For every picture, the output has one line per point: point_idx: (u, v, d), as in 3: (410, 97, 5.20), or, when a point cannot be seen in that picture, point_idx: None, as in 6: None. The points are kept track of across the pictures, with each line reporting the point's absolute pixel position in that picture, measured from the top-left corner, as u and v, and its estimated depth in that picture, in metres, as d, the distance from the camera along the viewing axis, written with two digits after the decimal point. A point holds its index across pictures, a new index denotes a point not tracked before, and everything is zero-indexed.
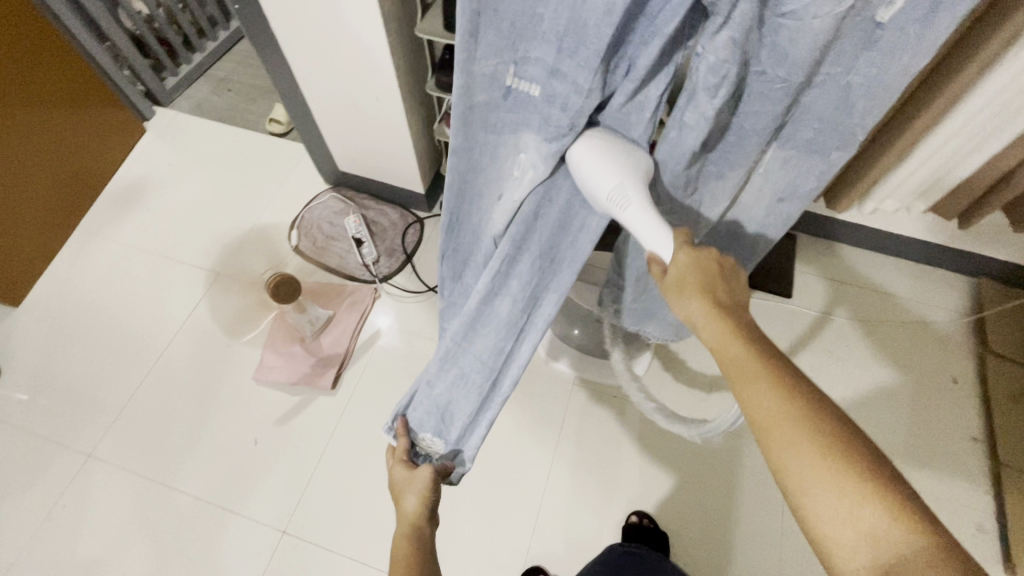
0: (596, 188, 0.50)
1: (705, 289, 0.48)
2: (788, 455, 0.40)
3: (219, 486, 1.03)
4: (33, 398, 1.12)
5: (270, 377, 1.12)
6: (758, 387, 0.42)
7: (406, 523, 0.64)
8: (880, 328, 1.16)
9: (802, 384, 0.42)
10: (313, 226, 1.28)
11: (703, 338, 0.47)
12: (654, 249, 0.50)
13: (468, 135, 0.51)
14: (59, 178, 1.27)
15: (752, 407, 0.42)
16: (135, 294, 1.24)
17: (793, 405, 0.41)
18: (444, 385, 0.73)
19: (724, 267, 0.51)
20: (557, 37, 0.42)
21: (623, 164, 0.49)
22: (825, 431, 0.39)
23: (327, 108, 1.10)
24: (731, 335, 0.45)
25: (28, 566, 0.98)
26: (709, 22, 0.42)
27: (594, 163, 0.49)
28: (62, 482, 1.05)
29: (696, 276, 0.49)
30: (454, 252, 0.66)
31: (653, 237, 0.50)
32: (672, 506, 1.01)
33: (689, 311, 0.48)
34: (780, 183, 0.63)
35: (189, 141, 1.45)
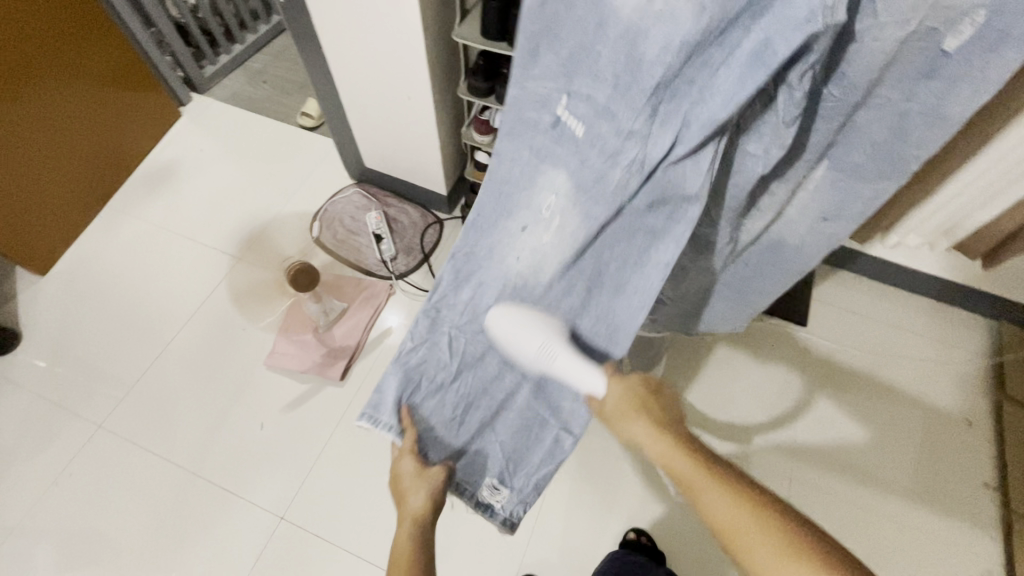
0: (524, 346, 0.58)
1: (641, 412, 0.55)
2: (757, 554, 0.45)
3: (219, 465, 1.05)
4: (51, 365, 1.15)
5: (281, 363, 1.13)
6: (718, 496, 0.47)
7: (409, 520, 0.60)
8: (898, 361, 1.14)
9: (752, 486, 0.48)
10: (336, 218, 1.30)
11: (653, 457, 0.53)
12: (587, 387, 0.58)
13: (515, 146, 0.53)
14: (96, 155, 1.31)
15: (717, 520, 0.47)
16: (156, 272, 1.26)
17: (749, 507, 0.46)
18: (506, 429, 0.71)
19: (650, 386, 0.58)
20: (610, 75, 0.44)
21: (540, 321, 0.58)
22: (776, 524, 0.45)
23: (359, 105, 1.12)
24: (677, 451, 0.51)
25: (31, 529, 0.99)
26: (795, 67, 0.42)
27: (513, 328, 0.58)
28: (70, 449, 1.06)
29: (630, 405, 0.56)
30: (465, 259, 0.61)
31: (579, 375, 0.58)
32: (671, 528, 1.00)
33: (633, 435, 0.55)
34: (826, 203, 0.62)
35: (222, 128, 1.48)
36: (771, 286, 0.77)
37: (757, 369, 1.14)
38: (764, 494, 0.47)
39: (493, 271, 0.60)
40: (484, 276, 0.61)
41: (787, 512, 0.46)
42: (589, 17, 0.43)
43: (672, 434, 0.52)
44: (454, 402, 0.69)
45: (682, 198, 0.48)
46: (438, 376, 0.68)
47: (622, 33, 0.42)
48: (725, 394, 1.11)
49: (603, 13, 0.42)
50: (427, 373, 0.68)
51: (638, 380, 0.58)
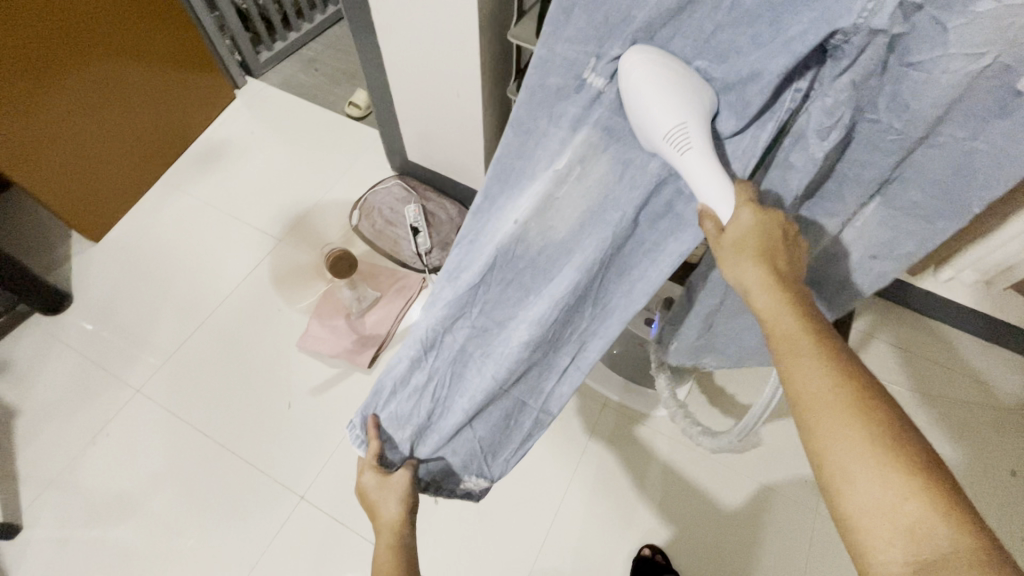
0: (651, 125, 0.40)
1: (765, 256, 0.42)
2: (832, 433, 0.35)
3: (247, 439, 1.08)
4: (97, 329, 1.20)
5: (312, 346, 1.15)
6: (810, 362, 0.38)
7: (388, 532, 0.59)
8: (943, 402, 1.10)
9: (856, 368, 0.38)
10: (375, 209, 1.29)
11: (756, 307, 0.42)
12: (708, 200, 0.40)
13: (531, 114, 0.46)
14: (151, 132, 1.36)
15: (800, 387, 0.38)
16: (202, 247, 1.31)
17: (845, 385, 0.37)
18: (485, 425, 0.65)
19: (786, 235, 0.44)
20: (648, 32, 0.39)
21: (687, 88, 0.38)
22: (872, 413, 0.35)
23: (408, 98, 1.13)
24: (787, 306, 0.41)
25: (68, 482, 1.04)
26: (829, 63, 0.36)
27: (648, 89, 0.38)
28: (109, 411, 1.11)
29: (756, 240, 0.42)
30: (466, 246, 0.57)
31: (709, 182, 0.39)
32: (686, 548, 0.98)
33: (741, 278, 0.42)
34: (875, 241, 0.56)
35: (272, 112, 1.53)
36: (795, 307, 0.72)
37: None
38: (867, 377, 0.37)
39: (481, 253, 0.54)
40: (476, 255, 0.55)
41: (886, 403, 0.36)
42: None
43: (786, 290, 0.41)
44: (428, 406, 0.62)
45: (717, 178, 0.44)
46: (409, 381, 0.61)
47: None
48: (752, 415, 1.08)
49: None
50: (403, 378, 0.61)
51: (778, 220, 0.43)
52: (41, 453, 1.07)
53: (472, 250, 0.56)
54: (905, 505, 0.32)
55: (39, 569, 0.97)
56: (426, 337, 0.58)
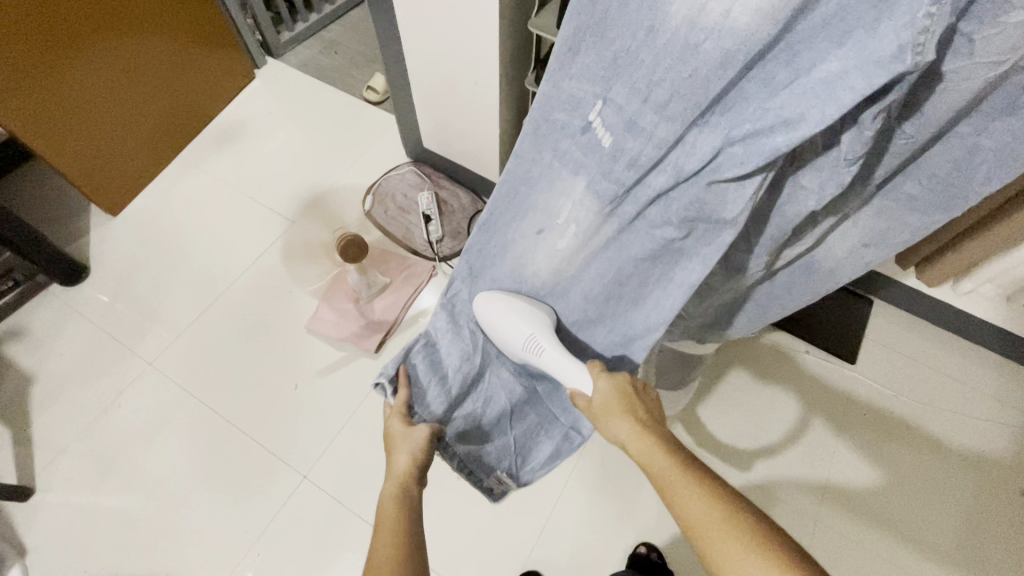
0: (513, 340, 0.62)
1: (626, 410, 0.54)
2: (719, 548, 0.41)
3: (254, 416, 1.09)
4: (112, 301, 1.22)
5: (321, 329, 1.16)
6: (683, 488, 0.45)
7: (395, 480, 0.56)
8: (953, 416, 1.07)
9: (720, 483, 0.45)
10: (388, 194, 1.30)
11: (632, 455, 0.51)
12: (573, 383, 0.59)
13: (536, 148, 0.53)
14: (167, 109, 1.36)
15: (684, 514, 0.44)
16: (217, 225, 1.32)
17: (713, 501, 0.44)
18: (522, 419, 0.71)
19: (640, 390, 0.57)
20: (647, 86, 0.40)
21: (527, 317, 0.62)
22: (734, 515, 0.43)
23: (426, 87, 1.13)
24: (654, 448, 0.50)
25: (80, 448, 1.07)
26: (871, 106, 0.37)
27: (499, 321, 0.63)
28: (122, 382, 1.13)
29: (616, 399, 0.55)
30: (478, 254, 0.66)
31: (564, 372, 0.60)
32: (684, 549, 0.98)
33: (616, 434, 0.53)
34: (869, 230, 0.57)
35: (291, 93, 1.53)
36: (807, 305, 0.70)
37: (781, 379, 1.12)
38: (729, 490, 0.45)
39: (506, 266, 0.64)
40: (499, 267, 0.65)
41: (750, 509, 0.43)
42: (637, 22, 0.38)
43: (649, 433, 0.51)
44: (473, 397, 0.71)
45: (717, 219, 0.45)
46: (461, 369, 0.69)
47: (675, 41, 0.37)
48: (757, 419, 1.08)
49: (654, 16, 0.37)
50: (452, 364, 0.69)
51: (631, 381, 0.57)
52: (56, 419, 1.10)
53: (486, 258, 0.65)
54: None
55: (50, 531, 1.00)
56: (471, 337, 0.70)
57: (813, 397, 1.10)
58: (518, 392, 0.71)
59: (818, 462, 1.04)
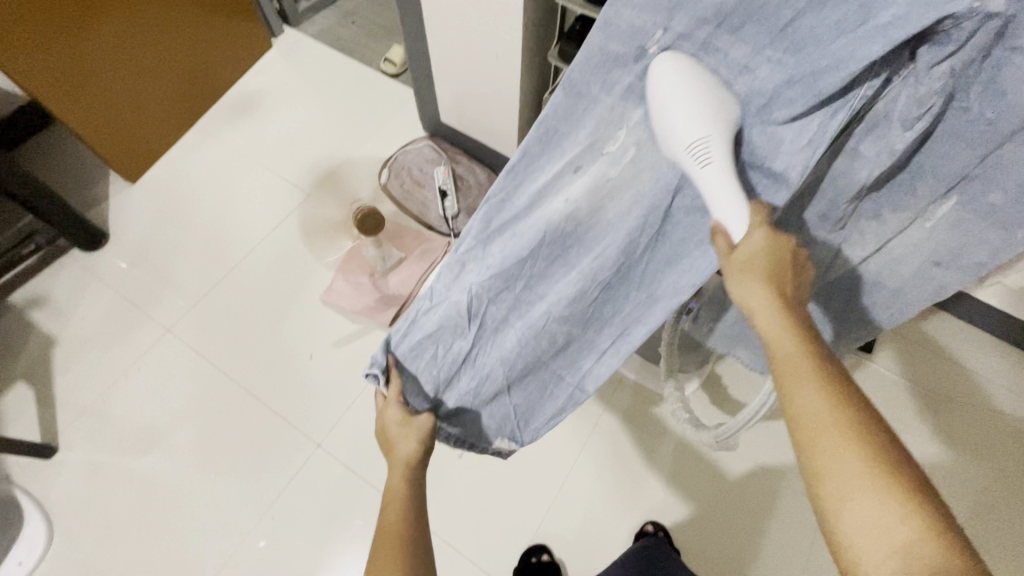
0: (676, 139, 0.41)
1: (773, 282, 0.43)
2: (829, 456, 0.36)
3: (268, 386, 1.11)
4: (131, 268, 1.24)
5: (336, 302, 1.17)
6: (808, 383, 0.39)
7: (401, 467, 0.57)
8: (969, 409, 1.06)
9: (851, 391, 0.39)
10: (405, 168, 1.29)
11: (758, 328, 0.43)
12: (720, 218, 0.41)
13: (585, 78, 0.44)
14: (184, 76, 1.36)
15: (800, 407, 0.38)
16: (233, 194, 1.32)
17: (840, 406, 0.37)
18: (522, 391, 0.65)
19: (795, 266, 0.45)
20: (718, 15, 0.37)
21: (712, 107, 0.39)
22: (867, 434, 0.36)
23: (446, 58, 1.10)
24: (788, 330, 0.41)
25: (100, 411, 1.09)
26: (926, 50, 0.35)
27: (675, 106, 0.40)
28: (140, 347, 1.15)
29: (764, 264, 0.43)
30: (497, 206, 0.52)
31: (726, 202, 0.40)
32: (690, 530, 0.99)
33: (745, 299, 0.43)
34: (943, 246, 0.52)
35: (308, 64, 1.51)
36: None
37: None
38: (860, 400, 0.38)
39: (525, 223, 0.52)
40: (515, 231, 0.53)
41: (878, 425, 0.37)
42: None
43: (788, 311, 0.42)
44: (467, 375, 0.62)
45: (766, 172, 0.42)
46: (451, 349, 0.59)
47: None
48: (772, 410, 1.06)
49: None
50: (441, 340, 0.59)
51: (787, 248, 0.44)
52: (76, 381, 1.12)
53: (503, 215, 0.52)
54: (903, 528, 0.33)
55: (72, 488, 1.03)
56: (469, 308, 0.56)
57: None
58: (515, 371, 0.62)
59: None
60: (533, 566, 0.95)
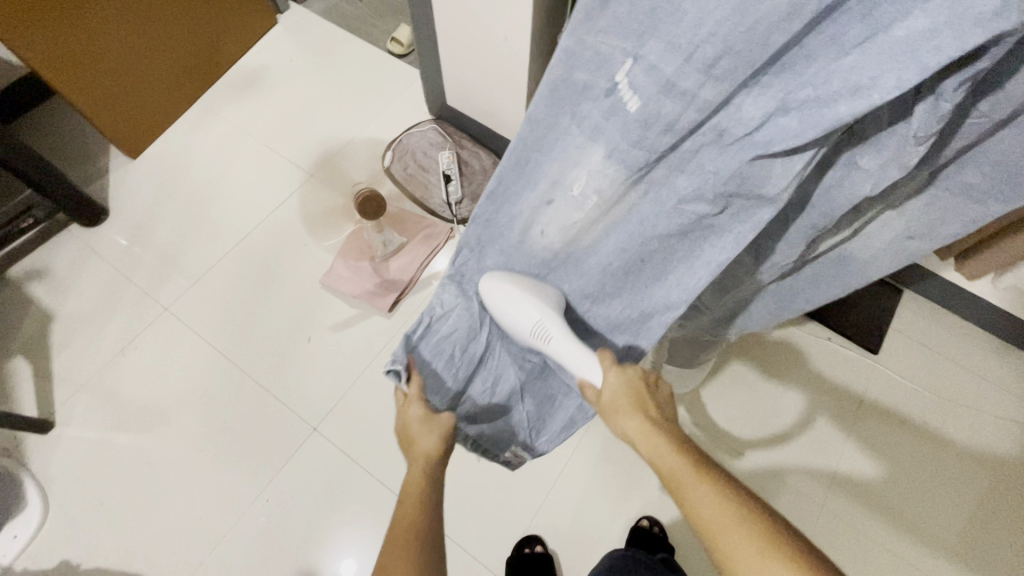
0: (523, 324, 0.56)
1: (639, 406, 0.50)
2: (742, 565, 0.39)
3: (266, 366, 1.11)
4: (131, 246, 1.22)
5: (336, 286, 1.15)
6: (701, 497, 0.42)
7: (422, 460, 0.55)
8: (968, 413, 1.05)
9: (740, 491, 0.42)
10: (408, 152, 1.26)
11: (643, 454, 0.48)
12: (581, 372, 0.54)
13: (552, 112, 0.46)
14: (187, 53, 1.33)
15: (701, 524, 0.41)
16: (235, 173, 1.30)
17: (735, 509, 0.41)
18: (533, 399, 0.66)
19: (652, 385, 0.53)
20: (689, 45, 0.36)
21: (534, 298, 0.56)
22: (770, 535, 0.39)
23: (453, 40, 1.08)
24: (668, 447, 0.46)
25: (97, 387, 1.09)
26: (956, 73, 0.33)
27: (512, 304, 0.56)
28: (139, 326, 1.15)
29: (627, 398, 0.51)
30: (486, 225, 0.57)
31: (582, 365, 0.54)
32: (685, 525, 0.98)
33: (626, 429, 0.49)
34: (916, 223, 0.52)
35: (313, 42, 1.48)
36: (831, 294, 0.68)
37: (796, 365, 1.09)
38: (750, 498, 0.41)
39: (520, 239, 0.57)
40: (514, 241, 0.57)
41: (773, 521, 0.40)
42: None
43: (660, 430, 0.48)
44: (481, 376, 0.65)
45: (755, 198, 0.39)
46: (466, 351, 0.63)
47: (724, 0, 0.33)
48: (767, 410, 1.06)
49: None
50: (456, 341, 0.63)
51: (639, 373, 0.52)
52: (75, 358, 1.12)
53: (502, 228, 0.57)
54: None
55: (71, 463, 1.04)
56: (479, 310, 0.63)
57: (825, 385, 1.07)
58: (526, 373, 0.65)
59: (820, 448, 1.03)
60: (526, 556, 0.94)
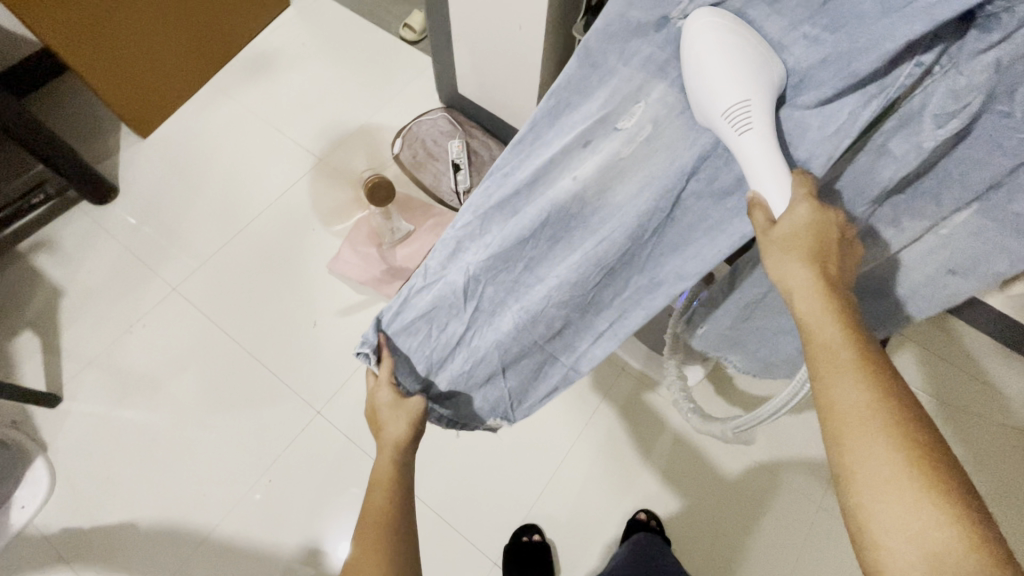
0: (711, 100, 0.38)
1: (815, 255, 0.39)
2: (861, 455, 0.33)
3: (272, 349, 1.11)
4: (139, 225, 1.23)
5: (344, 271, 1.15)
6: (846, 374, 0.36)
7: (391, 448, 0.55)
8: (971, 420, 1.04)
9: (896, 383, 0.35)
10: (419, 139, 1.26)
11: (797, 309, 0.39)
12: (760, 189, 0.38)
13: (603, 48, 0.43)
14: (200, 32, 1.33)
15: (836, 399, 0.35)
16: (245, 156, 1.30)
17: (882, 398, 0.34)
18: (515, 375, 0.61)
19: (840, 237, 0.41)
20: None
21: (747, 70, 0.36)
22: (908, 433, 0.33)
23: (466, 26, 1.06)
24: (833, 313, 0.38)
25: (105, 364, 1.10)
26: (970, 37, 0.32)
27: (709, 64, 0.37)
28: (147, 304, 1.15)
29: (805, 238, 0.39)
30: (500, 180, 0.50)
31: (765, 171, 0.38)
32: (681, 521, 0.99)
33: (785, 275, 0.40)
34: (959, 256, 0.47)
35: (326, 26, 1.47)
36: None
37: None
38: (902, 391, 0.35)
39: (531, 197, 0.48)
40: (517, 210, 0.49)
41: (919, 419, 0.34)
42: None
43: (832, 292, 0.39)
44: (462, 355, 0.58)
45: (791, 158, 0.40)
46: (444, 330, 0.56)
47: None
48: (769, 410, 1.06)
49: None
50: (435, 320, 0.55)
51: (833, 220, 0.40)
52: (83, 334, 1.13)
53: (506, 190, 0.49)
54: (938, 536, 0.30)
55: (77, 438, 1.05)
56: (463, 288, 0.53)
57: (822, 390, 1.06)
58: (508, 355, 0.58)
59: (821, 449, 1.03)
60: (523, 544, 0.95)
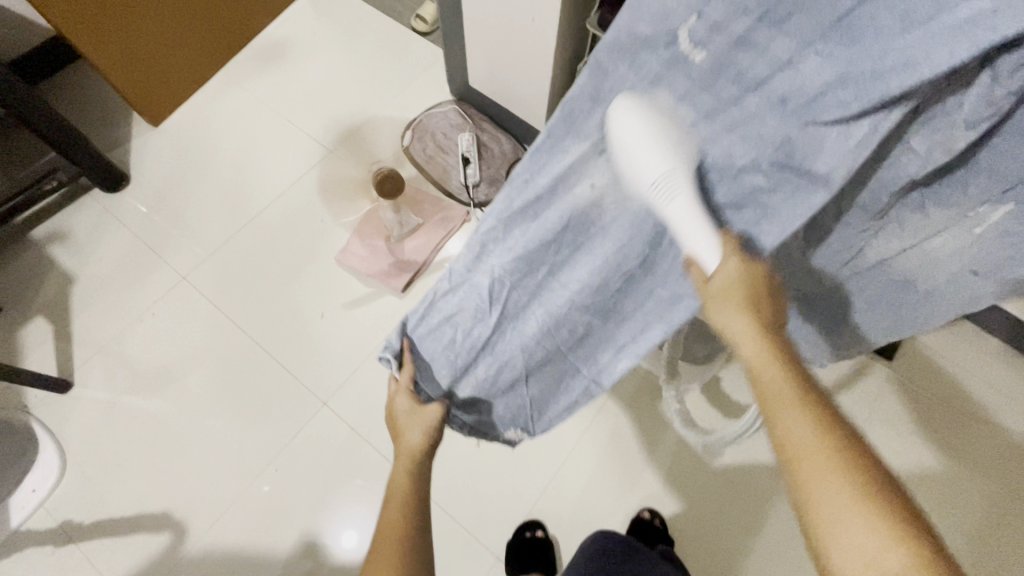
0: (640, 175, 0.42)
1: (752, 307, 0.42)
2: (816, 487, 0.36)
3: (280, 339, 1.12)
4: (150, 214, 1.24)
5: (351, 262, 1.16)
6: (790, 414, 0.39)
7: (406, 458, 0.59)
8: (987, 424, 1.01)
9: (837, 420, 0.38)
10: (428, 132, 1.26)
11: (743, 355, 0.43)
12: (691, 249, 0.41)
13: (613, 60, 0.42)
14: (211, 21, 1.32)
15: (788, 437, 0.38)
16: (255, 146, 1.31)
17: (824, 436, 0.37)
18: (536, 383, 0.61)
19: (774, 288, 0.44)
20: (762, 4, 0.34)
21: (666, 147, 0.40)
22: (855, 465, 0.36)
23: (478, 19, 1.05)
24: (772, 359, 0.41)
25: (114, 351, 1.11)
26: (1009, 54, 0.32)
27: (633, 144, 0.41)
28: (156, 293, 1.16)
29: (744, 292, 0.42)
30: (522, 185, 0.49)
31: (693, 234, 0.40)
32: (686, 519, 0.99)
33: (726, 324, 0.43)
34: (983, 256, 0.47)
35: (337, 16, 1.46)
36: None
37: None
38: (843, 427, 0.38)
39: (552, 203, 0.47)
40: (538, 216, 0.49)
41: (864, 452, 0.36)
42: None
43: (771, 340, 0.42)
44: (485, 361, 0.58)
45: (806, 176, 0.37)
46: (470, 334, 0.56)
47: None
48: None
49: None
50: (458, 325, 0.56)
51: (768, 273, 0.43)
52: (93, 321, 1.14)
53: (530, 195, 0.49)
54: (890, 560, 0.32)
55: (87, 424, 1.06)
56: (488, 291, 0.53)
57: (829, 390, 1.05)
58: (531, 361, 0.57)
59: None
60: (527, 540, 0.96)
